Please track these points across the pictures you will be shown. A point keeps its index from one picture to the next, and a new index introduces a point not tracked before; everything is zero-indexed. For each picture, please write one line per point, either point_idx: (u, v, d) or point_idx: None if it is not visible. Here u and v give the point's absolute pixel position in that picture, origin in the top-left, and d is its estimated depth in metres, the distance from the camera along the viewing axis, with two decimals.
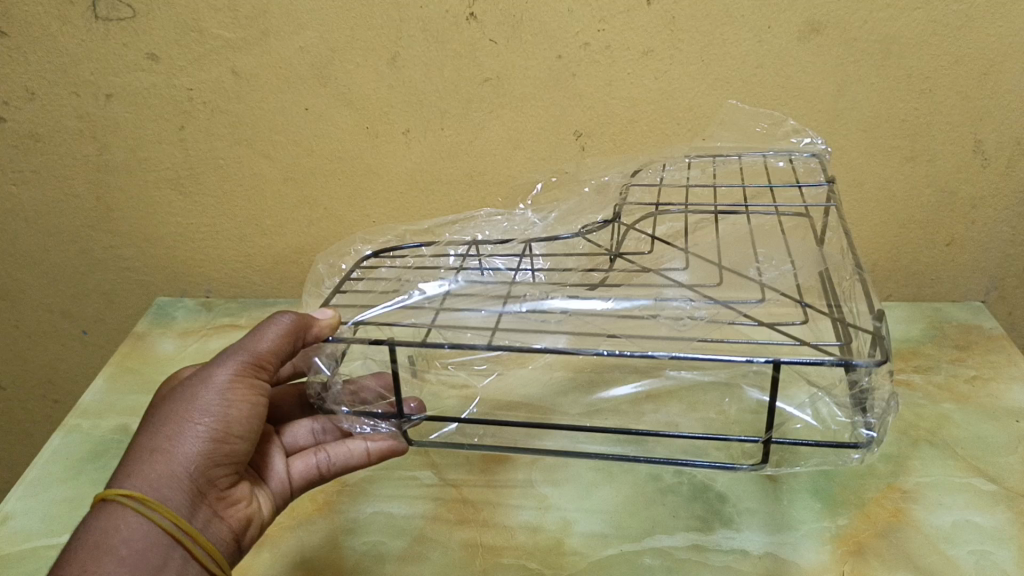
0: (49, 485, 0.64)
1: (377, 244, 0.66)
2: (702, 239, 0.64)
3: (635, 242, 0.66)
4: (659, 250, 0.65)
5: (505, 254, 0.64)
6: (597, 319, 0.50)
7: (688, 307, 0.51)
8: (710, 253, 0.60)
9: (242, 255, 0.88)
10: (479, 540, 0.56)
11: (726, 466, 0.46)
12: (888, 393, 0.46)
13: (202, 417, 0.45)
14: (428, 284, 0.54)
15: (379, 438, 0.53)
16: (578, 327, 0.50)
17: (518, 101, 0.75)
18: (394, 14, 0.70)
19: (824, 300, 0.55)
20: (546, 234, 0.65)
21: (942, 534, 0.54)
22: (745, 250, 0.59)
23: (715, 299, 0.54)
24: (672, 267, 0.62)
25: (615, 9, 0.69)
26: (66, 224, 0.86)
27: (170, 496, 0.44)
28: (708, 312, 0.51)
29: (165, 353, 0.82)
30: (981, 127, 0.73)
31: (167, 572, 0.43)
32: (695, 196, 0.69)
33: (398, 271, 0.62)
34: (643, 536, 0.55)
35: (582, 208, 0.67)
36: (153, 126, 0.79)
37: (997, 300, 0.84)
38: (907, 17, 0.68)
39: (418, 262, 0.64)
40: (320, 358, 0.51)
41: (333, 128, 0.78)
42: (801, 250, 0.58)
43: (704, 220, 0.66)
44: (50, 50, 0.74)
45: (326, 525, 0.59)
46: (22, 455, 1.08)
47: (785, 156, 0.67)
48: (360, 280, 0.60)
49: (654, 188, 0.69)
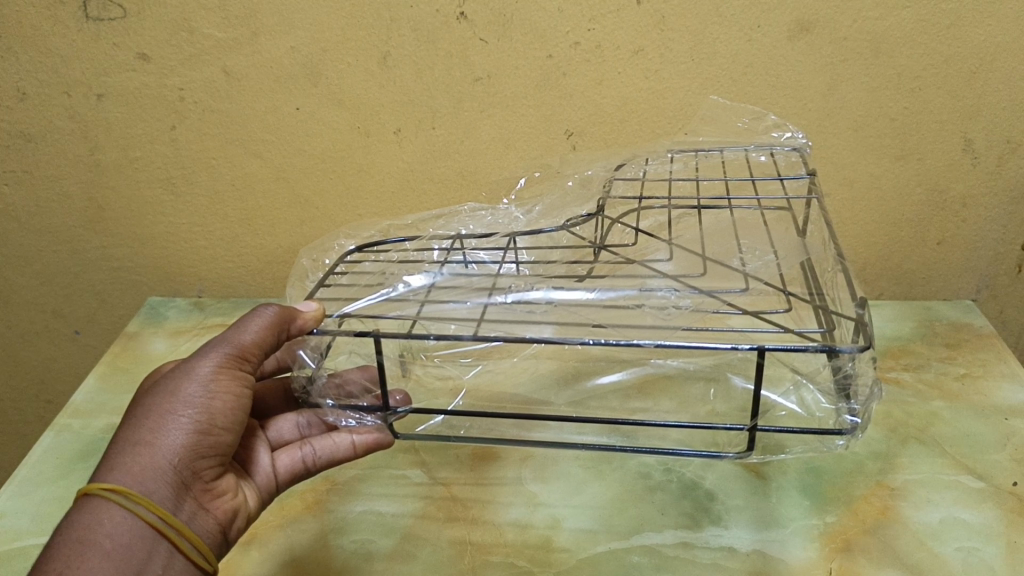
0: (38, 484, 0.64)
1: (360, 240, 0.67)
2: (687, 231, 0.63)
3: (619, 236, 0.66)
4: (643, 241, 0.64)
5: (490, 248, 0.63)
6: (585, 311, 0.51)
7: (674, 297, 0.52)
8: (694, 245, 0.59)
9: (233, 255, 0.88)
10: (467, 538, 0.56)
11: (712, 454, 0.47)
12: (871, 380, 0.46)
13: (185, 408, 0.45)
14: (414, 278, 0.56)
15: (365, 431, 0.52)
16: (563, 317, 0.50)
17: (508, 101, 0.75)
18: (385, 14, 0.70)
19: (805, 291, 0.54)
20: (529, 228, 0.65)
21: (930, 531, 0.54)
22: (728, 241, 0.59)
23: (700, 288, 0.54)
24: (656, 258, 0.60)
25: (606, 9, 0.69)
26: (57, 224, 0.86)
27: (155, 489, 0.44)
28: (692, 302, 0.52)
29: (156, 352, 0.82)
30: (971, 126, 0.73)
31: (153, 566, 0.43)
32: (679, 191, 0.69)
33: (383, 264, 0.62)
34: (632, 534, 0.55)
35: (563, 203, 0.68)
36: (144, 125, 0.79)
37: (987, 299, 0.84)
38: (896, 16, 0.68)
39: (402, 257, 0.63)
40: (306, 351, 0.51)
41: (324, 127, 0.78)
42: (784, 242, 0.57)
43: (687, 213, 0.65)
44: (40, 50, 0.74)
45: (315, 524, 0.59)
46: (15, 455, 1.08)
47: (766, 151, 0.67)
48: (343, 275, 0.60)
49: (637, 182, 0.69)
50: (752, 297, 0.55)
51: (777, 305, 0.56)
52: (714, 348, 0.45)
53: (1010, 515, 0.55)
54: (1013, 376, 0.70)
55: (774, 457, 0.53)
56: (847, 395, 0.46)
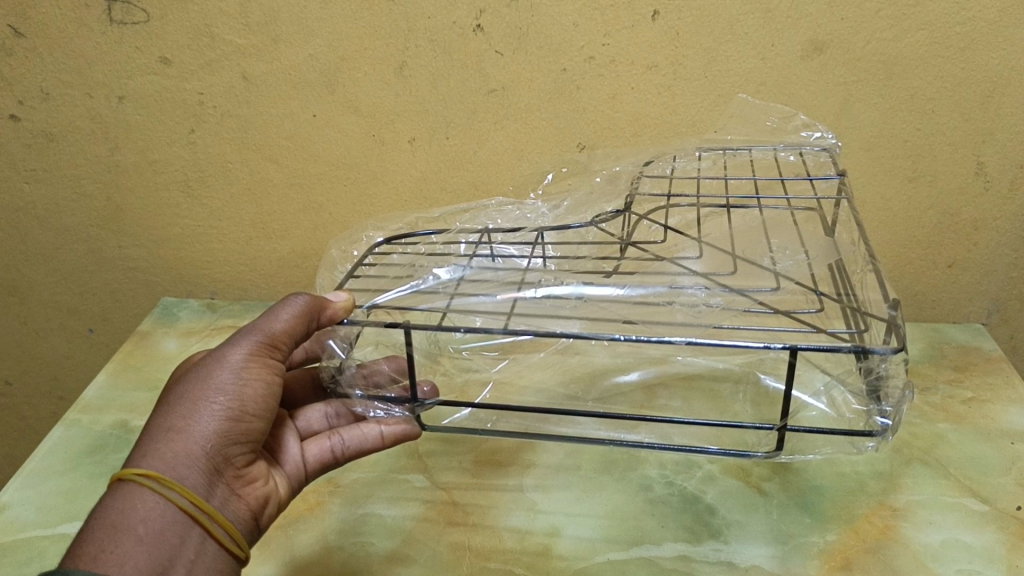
0: (46, 477, 0.65)
1: (388, 231, 0.69)
2: (715, 230, 0.64)
3: (646, 232, 0.67)
4: (665, 241, 0.65)
5: (518, 242, 0.65)
6: (612, 306, 0.51)
7: (704, 295, 0.53)
8: (723, 242, 0.61)
9: (247, 258, 0.89)
10: (466, 543, 0.56)
11: (742, 453, 0.47)
12: (904, 382, 0.46)
13: (218, 395, 0.46)
14: (442, 271, 0.57)
15: (393, 423, 0.54)
16: (592, 313, 0.51)
17: (522, 113, 0.76)
18: (403, 24, 0.72)
19: (834, 288, 0.56)
20: (556, 224, 0.67)
21: (930, 552, 0.54)
22: (756, 250, 0.59)
23: (730, 286, 0.55)
24: (685, 256, 0.62)
25: (620, 24, 0.70)
26: (75, 223, 0.87)
27: (187, 474, 0.44)
28: (723, 300, 0.53)
29: (166, 352, 0.83)
30: (984, 149, 0.73)
31: (185, 551, 0.43)
32: (705, 188, 0.70)
33: (411, 257, 0.63)
34: (632, 545, 0.55)
35: (592, 199, 0.69)
36: (164, 128, 0.80)
37: (998, 323, 0.84)
38: (910, 38, 0.68)
39: (429, 250, 0.65)
40: (335, 341, 0.53)
41: (340, 135, 0.79)
42: (819, 245, 0.58)
43: (715, 212, 0.67)
44: (66, 52, 0.76)
45: (317, 525, 0.59)
46: (26, 450, 1.09)
47: (795, 150, 0.68)
48: (372, 266, 0.62)
49: (664, 180, 0.70)
50: (781, 296, 0.55)
51: (806, 305, 0.57)
52: (747, 348, 0.45)
53: (1012, 540, 0.54)
54: (1020, 400, 0.69)
55: (802, 456, 0.52)
56: (877, 397, 0.47)
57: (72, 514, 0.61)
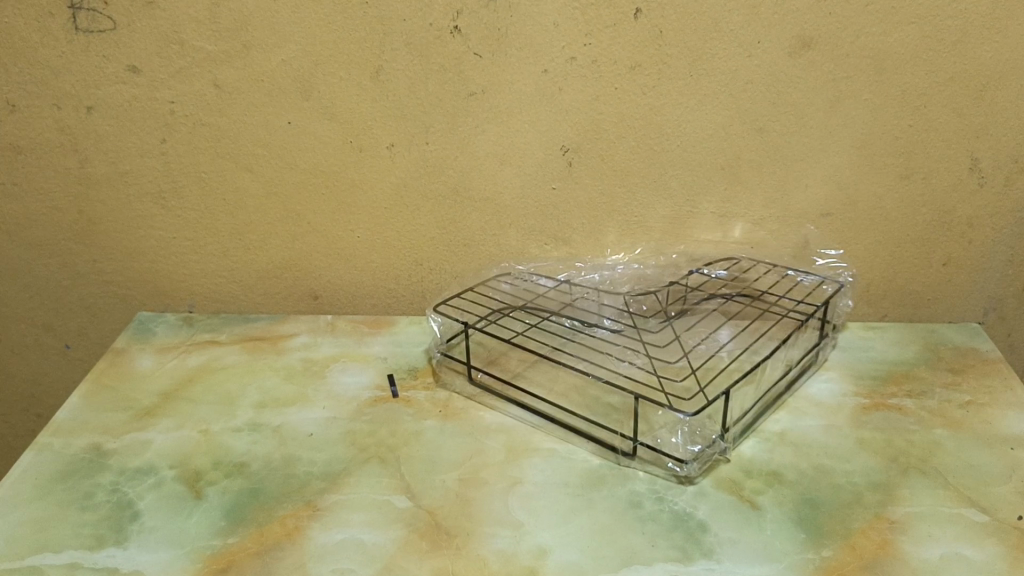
0: (15, 505, 0.60)
1: (510, 271, 0.83)
2: (736, 305, 0.80)
3: (694, 286, 0.81)
4: (662, 337, 0.77)
5: (594, 291, 0.81)
6: (609, 365, 0.73)
7: (691, 326, 0.78)
8: (733, 310, 0.80)
9: (225, 270, 0.86)
10: (450, 568, 0.53)
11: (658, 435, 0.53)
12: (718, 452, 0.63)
13: None
14: (516, 319, 0.81)
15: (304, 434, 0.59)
16: (589, 364, 0.74)
17: (504, 116, 0.74)
18: (378, 27, 0.70)
19: (773, 386, 0.71)
20: (638, 279, 0.81)
21: (930, 567, 0.52)
22: (739, 324, 0.79)
23: (710, 327, 0.78)
24: (707, 311, 0.80)
25: (603, 23, 0.68)
26: (48, 238, 0.85)
27: None
28: (700, 356, 0.74)
29: (142, 370, 0.79)
30: (977, 144, 0.72)
31: None
32: (751, 275, 0.81)
33: (512, 296, 0.82)
34: (621, 566, 0.53)
35: (664, 256, 0.81)
36: (136, 139, 0.78)
37: (996, 322, 0.82)
38: (900, 32, 0.67)
39: (534, 293, 0.82)
40: None
41: (317, 142, 0.77)
42: (783, 329, 0.78)
43: (753, 280, 0.80)
44: (32, 63, 0.74)
45: (296, 552, 0.55)
46: (0, 472, 1.05)
47: (819, 280, 0.78)
48: (492, 291, 0.83)
49: (719, 263, 0.81)
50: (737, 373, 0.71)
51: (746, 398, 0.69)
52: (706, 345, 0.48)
53: (1013, 553, 0.53)
54: (1018, 404, 0.68)
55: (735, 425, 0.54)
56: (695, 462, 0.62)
57: (42, 546, 0.56)
